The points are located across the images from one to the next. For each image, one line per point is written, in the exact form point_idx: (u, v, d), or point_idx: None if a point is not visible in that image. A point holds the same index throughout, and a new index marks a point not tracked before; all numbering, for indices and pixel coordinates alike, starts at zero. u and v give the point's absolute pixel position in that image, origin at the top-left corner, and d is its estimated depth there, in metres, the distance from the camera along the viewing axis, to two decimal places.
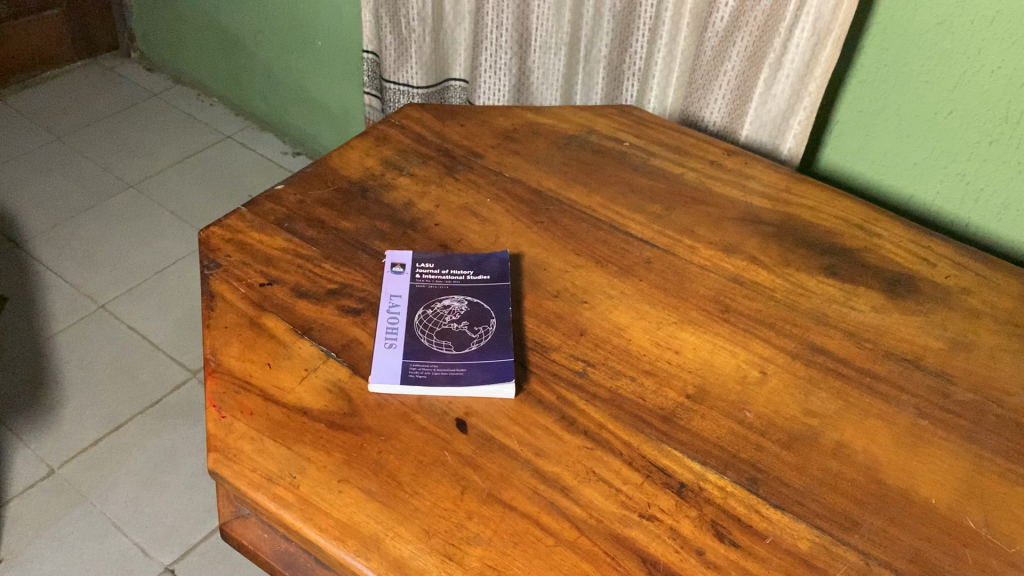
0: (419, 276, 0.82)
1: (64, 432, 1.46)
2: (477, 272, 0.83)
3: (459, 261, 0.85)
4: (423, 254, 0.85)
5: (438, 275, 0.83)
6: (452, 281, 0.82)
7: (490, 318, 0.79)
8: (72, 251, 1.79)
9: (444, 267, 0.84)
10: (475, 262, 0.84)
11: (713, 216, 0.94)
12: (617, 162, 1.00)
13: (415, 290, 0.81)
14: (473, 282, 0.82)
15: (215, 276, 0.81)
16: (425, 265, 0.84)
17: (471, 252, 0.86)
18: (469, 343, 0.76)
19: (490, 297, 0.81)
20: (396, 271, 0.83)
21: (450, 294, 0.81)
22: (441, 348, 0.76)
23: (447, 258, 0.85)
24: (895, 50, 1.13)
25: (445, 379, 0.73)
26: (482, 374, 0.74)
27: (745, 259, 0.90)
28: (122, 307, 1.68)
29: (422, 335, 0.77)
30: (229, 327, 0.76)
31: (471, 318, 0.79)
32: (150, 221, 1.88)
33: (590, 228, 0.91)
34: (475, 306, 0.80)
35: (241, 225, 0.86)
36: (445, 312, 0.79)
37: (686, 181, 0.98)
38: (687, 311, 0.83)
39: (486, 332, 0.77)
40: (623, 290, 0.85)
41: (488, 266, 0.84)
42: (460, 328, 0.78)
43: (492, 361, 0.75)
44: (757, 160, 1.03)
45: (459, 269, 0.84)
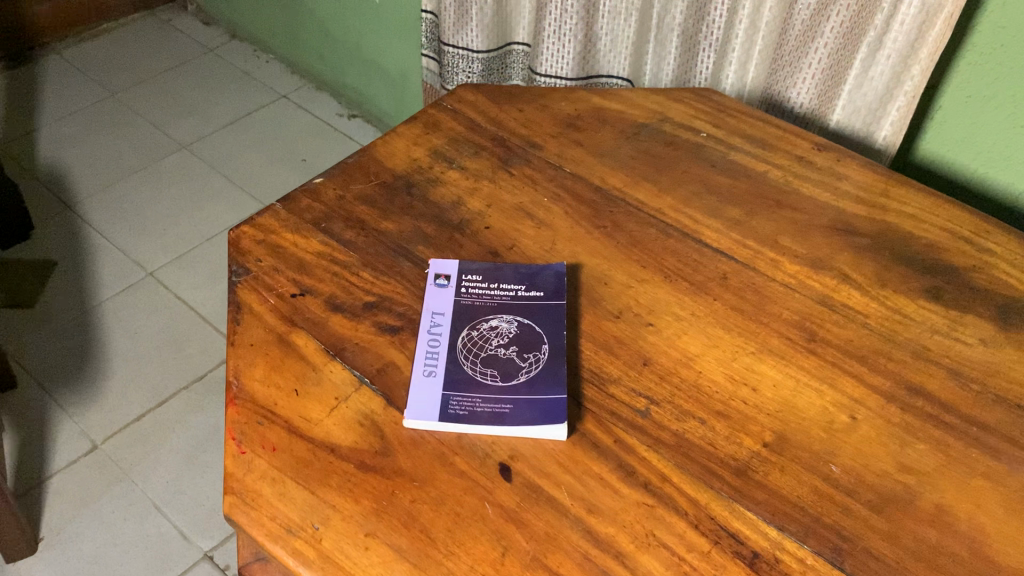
0: (465, 290, 0.74)
1: (109, 406, 1.43)
2: (531, 287, 0.75)
3: (510, 273, 0.76)
4: (471, 263, 0.77)
5: (485, 290, 0.75)
6: (502, 298, 0.74)
7: (542, 343, 0.70)
8: (123, 214, 1.75)
9: (493, 281, 0.75)
10: (528, 276, 0.76)
11: (800, 224, 0.83)
12: (691, 156, 0.90)
13: (460, 307, 0.73)
14: (525, 299, 0.74)
15: (244, 283, 0.73)
16: (472, 277, 0.75)
17: (524, 263, 0.77)
18: (518, 373, 0.68)
19: (542, 318, 0.72)
20: (439, 283, 0.74)
21: (498, 313, 0.73)
22: (486, 379, 0.68)
23: (497, 269, 0.76)
24: (1015, 29, 0.99)
25: (489, 415, 0.65)
26: (530, 411, 0.65)
27: (836, 278, 0.79)
28: (170, 274, 1.64)
29: (466, 362, 0.69)
30: (256, 345, 0.69)
31: (520, 342, 0.70)
32: (202, 184, 1.83)
33: (659, 234, 0.81)
34: (526, 329, 0.71)
35: (274, 223, 0.78)
36: (492, 334, 0.71)
37: (768, 180, 0.88)
38: (767, 339, 0.74)
39: (536, 362, 0.69)
40: (693, 311, 0.75)
41: (542, 280, 0.76)
42: (508, 354, 0.69)
43: (542, 397, 0.66)
44: (850, 157, 0.91)
45: (510, 283, 0.75)
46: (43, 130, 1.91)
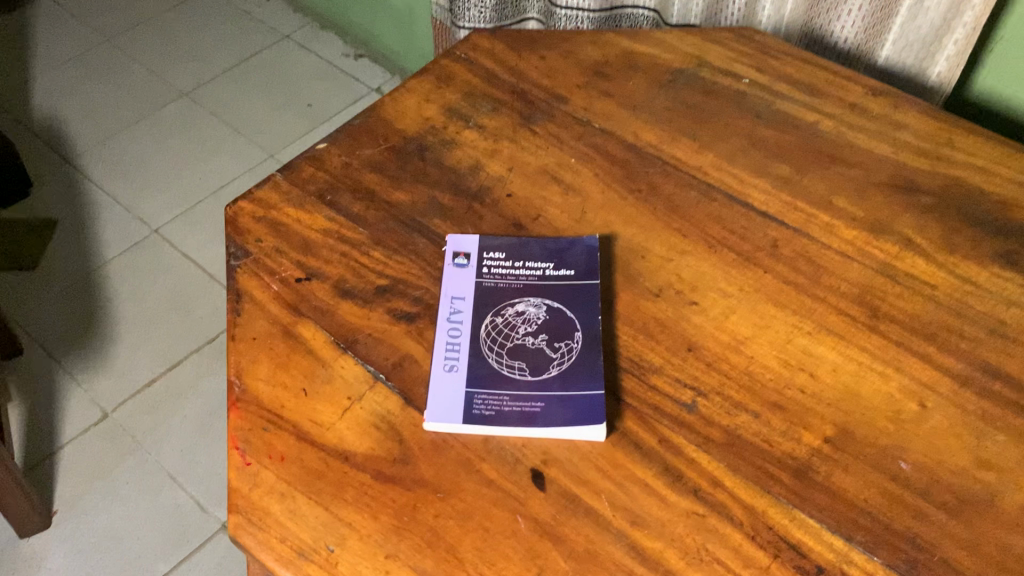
0: (487, 271, 0.67)
1: (118, 372, 1.38)
2: (560, 266, 0.68)
3: (536, 249, 0.69)
4: (492, 238, 0.69)
5: (509, 269, 0.67)
6: (528, 279, 0.67)
7: (574, 331, 0.64)
8: (124, 168, 1.67)
9: (518, 259, 0.68)
10: (556, 252, 0.69)
11: (856, 182, 0.75)
12: (733, 106, 0.81)
13: (482, 290, 0.66)
14: (553, 280, 0.67)
15: (243, 267, 0.66)
16: (494, 255, 0.68)
17: (552, 236, 0.70)
18: (548, 366, 0.62)
19: (573, 302, 0.66)
20: (458, 262, 0.67)
21: (525, 296, 0.66)
22: (513, 374, 0.61)
23: (522, 245, 0.69)
24: None
25: (518, 416, 0.59)
26: (564, 411, 0.59)
27: (898, 243, 0.71)
28: (176, 231, 1.57)
29: (491, 355, 0.62)
30: (258, 339, 0.62)
31: (550, 331, 0.64)
32: (205, 134, 1.74)
33: (700, 198, 0.73)
34: (556, 315, 0.65)
35: (275, 197, 0.71)
36: (519, 321, 0.64)
37: (819, 131, 0.79)
38: (824, 317, 0.66)
39: (569, 353, 0.62)
40: (741, 286, 0.68)
41: (572, 257, 0.68)
42: (537, 344, 0.63)
43: (577, 394, 0.60)
44: (908, 102, 0.82)
45: (536, 261, 0.68)
46: (37, 80, 1.83)
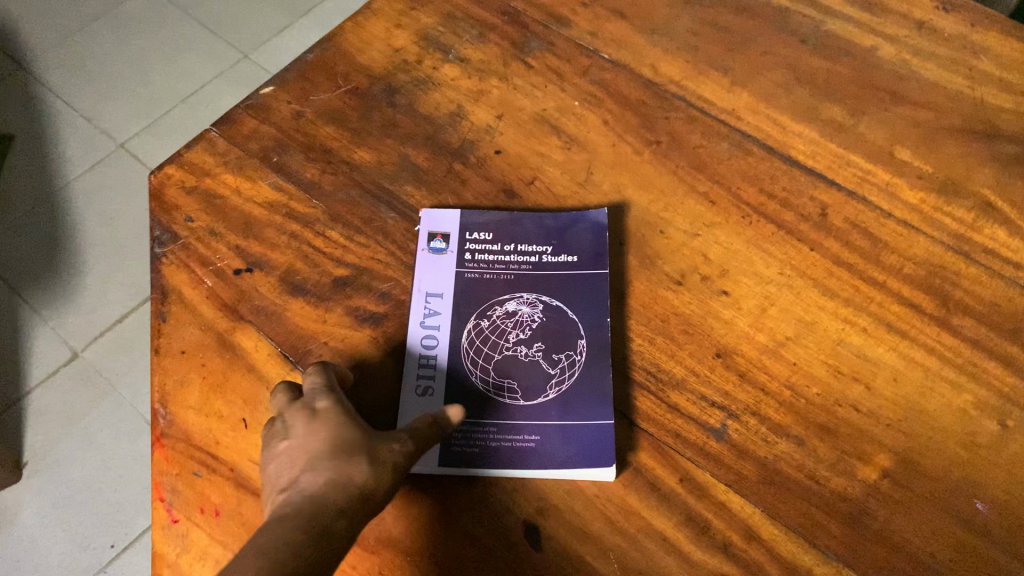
0: (470, 259, 0.55)
1: (88, 305, 1.28)
2: (560, 251, 0.56)
3: (530, 228, 0.57)
4: (477, 215, 0.57)
5: (498, 256, 0.55)
6: (521, 269, 0.55)
7: (577, 339, 0.52)
8: (84, 72, 1.51)
9: (507, 241, 0.56)
10: (556, 232, 0.56)
11: (921, 128, 0.61)
12: (772, 29, 0.66)
13: (464, 284, 0.54)
14: (551, 270, 0.55)
15: (170, 255, 0.54)
16: (479, 237, 0.56)
17: (550, 211, 0.57)
18: (546, 388, 0.50)
19: (576, 300, 0.54)
20: (436, 248, 0.55)
21: (516, 291, 0.54)
22: (502, 398, 0.50)
23: (513, 222, 0.57)
24: None
25: (508, 455, 0.48)
26: (566, 446, 0.48)
27: (975, 207, 0.58)
28: (144, 144, 1.43)
29: (474, 372, 0.51)
30: (189, 352, 0.51)
31: (547, 338, 0.52)
32: (172, 31, 1.57)
33: (732, 151, 0.60)
34: (555, 317, 0.53)
35: (211, 161, 0.58)
36: (508, 326, 0.52)
37: (878, 61, 0.65)
38: (883, 308, 0.54)
39: (571, 369, 0.51)
40: (782, 269, 0.55)
41: (575, 239, 0.56)
42: (531, 357, 0.51)
43: (580, 425, 0.49)
44: (988, 19, 0.67)
45: (530, 245, 0.56)
46: None
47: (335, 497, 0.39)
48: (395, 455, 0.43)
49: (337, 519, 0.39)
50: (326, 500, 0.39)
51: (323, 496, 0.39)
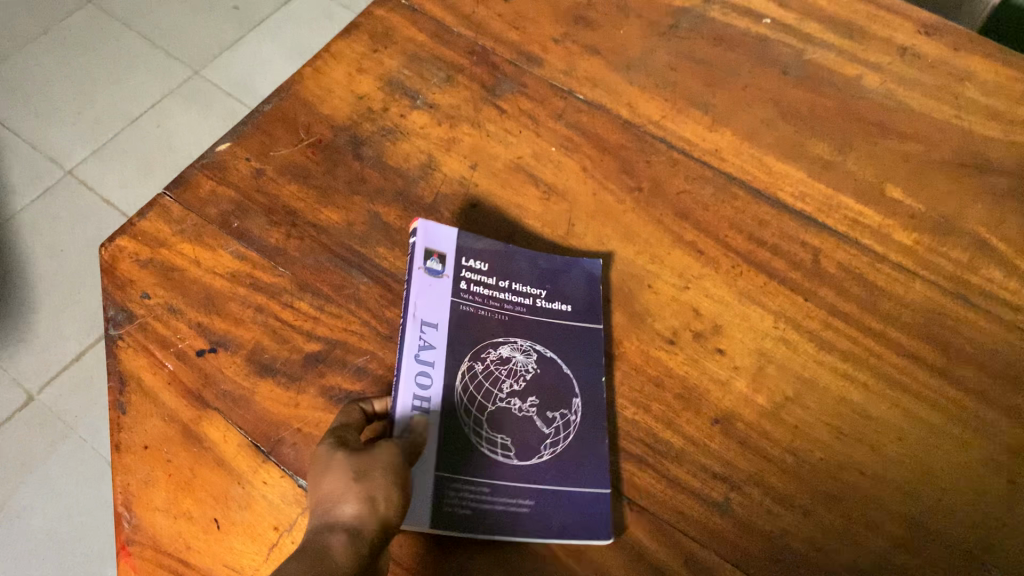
0: (466, 290, 0.52)
1: (42, 344, 1.22)
2: (555, 298, 0.53)
3: (524, 270, 0.54)
4: (473, 243, 0.54)
5: (493, 290, 0.52)
6: (515, 308, 0.52)
7: (572, 398, 0.49)
8: (25, 94, 1.44)
9: (502, 277, 0.53)
10: (550, 278, 0.54)
11: (910, 163, 0.59)
12: (752, 60, 0.64)
13: (459, 316, 0.50)
14: (545, 316, 0.52)
15: (126, 338, 0.50)
16: (476, 265, 0.53)
17: (543, 253, 0.55)
18: (541, 448, 0.47)
19: (570, 354, 0.51)
20: (433, 267, 0.52)
21: (509, 336, 0.50)
22: (497, 456, 0.46)
23: (509, 259, 0.54)
24: None
25: (501, 520, 0.44)
26: (563, 515, 0.45)
27: (969, 246, 0.56)
28: (93, 170, 1.37)
29: (469, 419, 0.47)
30: (152, 447, 0.47)
31: (543, 393, 0.49)
32: (118, 48, 1.51)
33: (718, 195, 0.58)
34: (549, 368, 0.50)
35: (166, 229, 0.54)
36: (503, 373, 0.49)
37: (862, 91, 0.63)
38: (884, 360, 0.52)
39: (567, 430, 0.48)
40: (777, 323, 0.53)
41: (568, 286, 0.54)
42: (526, 410, 0.48)
43: (579, 491, 0.46)
44: (970, 43, 0.65)
45: (527, 286, 0.53)
46: None
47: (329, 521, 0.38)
48: (388, 456, 0.40)
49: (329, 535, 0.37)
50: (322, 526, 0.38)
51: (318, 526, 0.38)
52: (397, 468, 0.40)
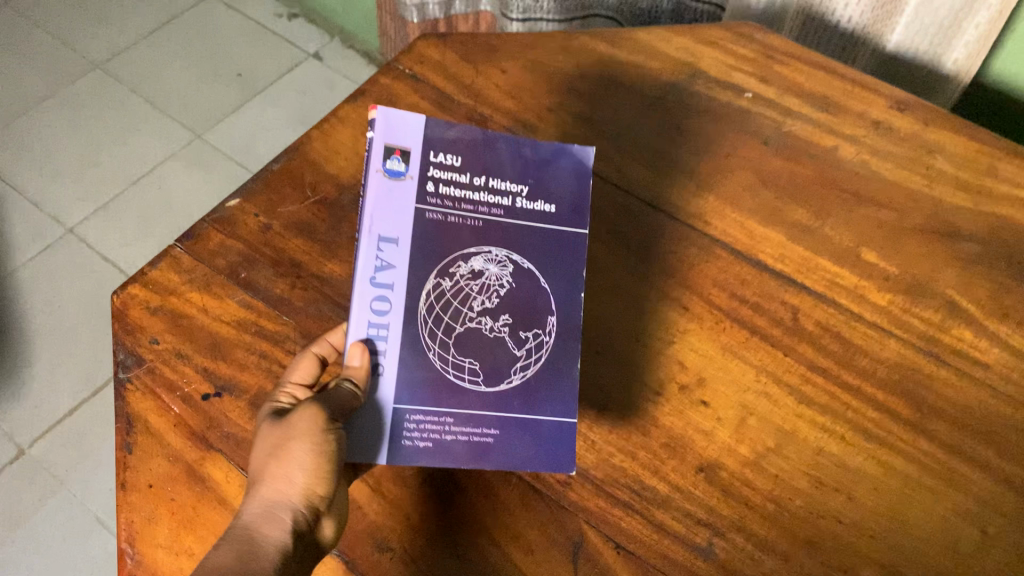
0: (433, 193, 0.51)
1: (35, 399, 1.23)
2: (536, 196, 0.53)
3: (505, 161, 0.53)
4: (445, 132, 0.52)
5: (466, 190, 0.52)
6: (491, 213, 0.52)
7: (547, 316, 0.52)
8: (31, 156, 1.48)
9: (477, 172, 0.52)
10: (534, 170, 0.53)
11: (884, 229, 0.63)
12: (734, 130, 0.68)
13: (425, 227, 0.50)
14: (526, 216, 0.52)
15: (135, 381, 0.52)
16: (448, 160, 0.51)
17: (529, 139, 0.54)
18: (512, 372, 0.50)
19: (552, 267, 0.52)
20: (394, 170, 0.50)
21: (483, 245, 0.51)
22: (463, 382, 0.49)
23: (488, 152, 0.53)
24: None
25: (463, 451, 0.49)
26: (524, 448, 0.50)
27: (940, 308, 0.59)
28: (94, 229, 1.40)
29: (433, 348, 0.50)
30: (157, 487, 0.49)
31: (514, 310, 0.51)
32: (122, 112, 1.55)
33: (702, 255, 0.61)
34: (527, 284, 0.52)
35: (176, 278, 0.56)
36: (472, 286, 0.51)
37: (839, 161, 0.66)
38: (861, 414, 0.54)
39: (540, 351, 0.51)
40: (758, 377, 0.56)
41: (553, 181, 0.53)
42: (497, 331, 0.51)
43: (544, 422, 0.50)
44: (940, 117, 0.69)
45: (506, 179, 0.52)
46: None
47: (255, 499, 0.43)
48: (308, 419, 0.44)
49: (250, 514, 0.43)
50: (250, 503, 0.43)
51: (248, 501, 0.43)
52: (316, 432, 0.44)
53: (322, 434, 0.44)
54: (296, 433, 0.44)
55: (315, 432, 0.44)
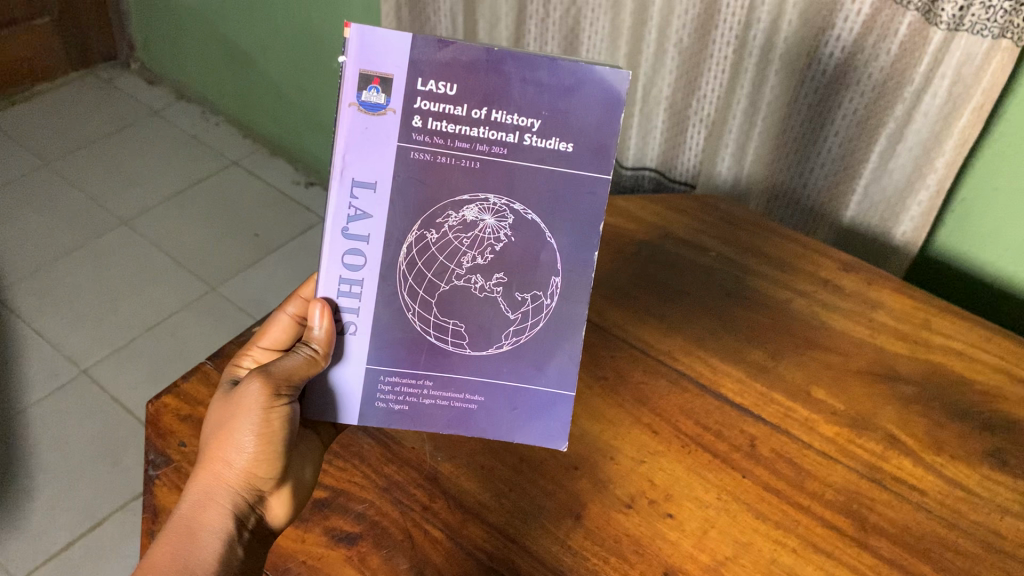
0: (420, 131, 0.53)
1: (33, 533, 1.25)
2: (547, 132, 0.53)
3: (512, 91, 0.52)
4: (436, 54, 0.51)
5: (461, 125, 0.52)
6: (491, 151, 0.53)
7: (551, 276, 0.57)
8: (54, 300, 1.58)
9: (477, 105, 0.52)
10: (546, 99, 0.52)
11: (831, 370, 0.71)
12: (700, 284, 0.78)
13: (409, 167, 0.53)
14: (531, 154, 0.53)
15: (161, 476, 0.59)
16: (440, 90, 0.52)
17: (546, 61, 0.51)
18: (502, 338, 0.58)
19: (555, 214, 0.55)
20: (371, 102, 0.52)
21: (478, 194, 0.54)
22: (446, 344, 0.58)
23: (494, 78, 0.52)
24: None
25: (441, 414, 0.59)
26: (507, 417, 0.60)
27: (882, 440, 0.66)
28: (108, 371, 1.47)
29: (413, 308, 0.57)
30: None
31: (508, 269, 0.56)
32: (145, 264, 1.66)
33: (670, 387, 0.69)
34: (523, 236, 0.55)
35: (204, 390, 0.64)
36: (461, 236, 0.55)
37: (792, 312, 0.76)
38: (811, 530, 0.60)
39: (539, 315, 0.58)
40: (720, 494, 0.62)
41: (570, 113, 0.52)
42: (486, 290, 0.57)
43: (538, 390, 0.59)
44: (880, 278, 0.80)
45: (517, 115, 0.52)
46: None
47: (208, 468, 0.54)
48: (251, 395, 0.54)
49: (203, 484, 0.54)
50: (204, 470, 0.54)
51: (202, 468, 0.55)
52: (257, 408, 0.54)
53: (259, 414, 0.54)
54: (237, 415, 0.54)
55: (253, 412, 0.54)
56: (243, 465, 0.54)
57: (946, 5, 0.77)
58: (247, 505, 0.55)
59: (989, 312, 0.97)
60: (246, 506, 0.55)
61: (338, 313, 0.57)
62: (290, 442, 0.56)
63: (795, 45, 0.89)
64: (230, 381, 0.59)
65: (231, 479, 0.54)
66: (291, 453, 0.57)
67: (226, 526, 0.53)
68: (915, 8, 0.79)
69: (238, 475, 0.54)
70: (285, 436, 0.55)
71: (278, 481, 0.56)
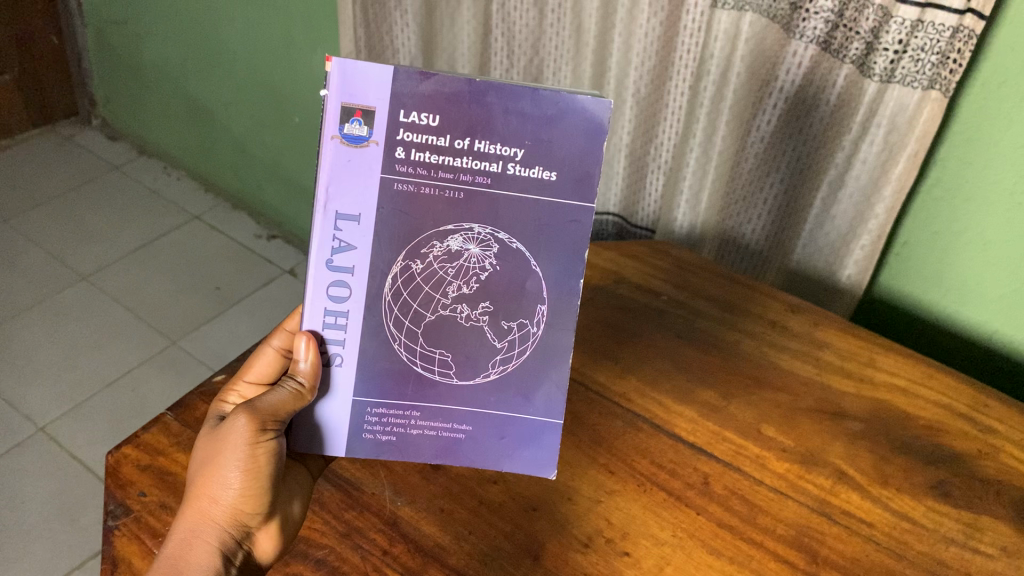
0: (405, 161, 0.54)
1: None
2: (531, 162, 0.54)
3: (496, 120, 0.53)
4: (418, 85, 0.53)
5: (445, 155, 0.54)
6: (475, 181, 0.55)
7: (538, 305, 0.58)
8: (11, 359, 1.56)
9: (460, 136, 0.53)
10: (530, 129, 0.54)
11: (781, 409, 0.73)
12: (654, 326, 0.80)
13: (393, 199, 0.55)
14: (515, 181, 0.55)
15: (122, 529, 0.59)
16: (423, 121, 0.53)
17: (529, 92, 0.53)
18: (488, 367, 0.60)
19: (541, 242, 0.57)
20: (354, 134, 0.53)
21: (465, 226, 0.56)
22: (434, 374, 0.59)
23: (477, 110, 0.53)
24: (980, 164, 0.85)
25: (429, 444, 0.61)
26: (492, 444, 0.61)
27: (831, 475, 0.68)
28: (65, 429, 1.45)
29: (399, 339, 0.59)
30: None
31: (495, 298, 0.58)
32: (105, 320, 1.65)
33: (626, 428, 0.70)
34: (508, 265, 0.57)
35: (165, 441, 0.65)
36: (450, 266, 0.57)
37: (743, 353, 0.78)
38: (764, 564, 0.62)
39: (525, 343, 0.59)
40: (675, 531, 0.63)
41: (553, 142, 0.54)
42: (472, 318, 0.58)
43: (526, 418, 0.61)
44: (827, 319, 0.83)
45: (501, 145, 0.54)
46: None
47: (195, 505, 0.55)
48: (237, 431, 0.55)
49: (192, 518, 0.55)
50: (191, 507, 0.55)
51: (190, 504, 0.55)
52: (243, 445, 0.55)
53: (245, 449, 0.55)
54: (224, 450, 0.55)
55: (240, 447, 0.55)
56: (231, 502, 0.55)
57: (878, 58, 0.81)
58: (235, 543, 0.56)
59: (937, 351, 1.00)
60: (233, 544, 0.55)
61: (323, 345, 0.58)
62: (278, 477, 0.57)
63: (741, 95, 0.93)
64: (217, 417, 0.60)
65: (219, 517, 0.55)
66: (279, 490, 0.58)
67: (214, 564, 0.54)
68: (850, 61, 0.84)
69: (225, 512, 0.55)
70: (272, 471, 0.56)
71: (266, 517, 0.57)
